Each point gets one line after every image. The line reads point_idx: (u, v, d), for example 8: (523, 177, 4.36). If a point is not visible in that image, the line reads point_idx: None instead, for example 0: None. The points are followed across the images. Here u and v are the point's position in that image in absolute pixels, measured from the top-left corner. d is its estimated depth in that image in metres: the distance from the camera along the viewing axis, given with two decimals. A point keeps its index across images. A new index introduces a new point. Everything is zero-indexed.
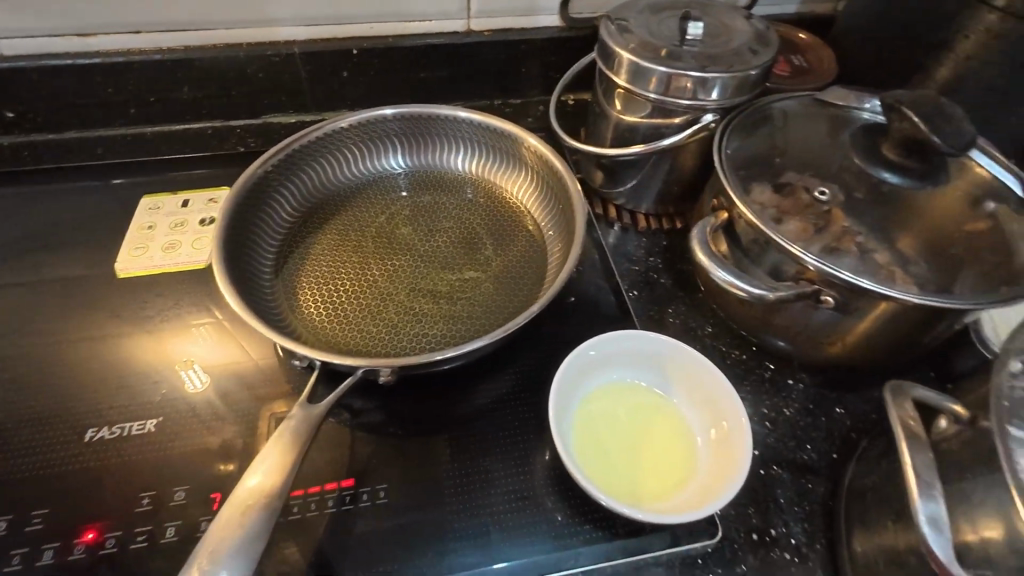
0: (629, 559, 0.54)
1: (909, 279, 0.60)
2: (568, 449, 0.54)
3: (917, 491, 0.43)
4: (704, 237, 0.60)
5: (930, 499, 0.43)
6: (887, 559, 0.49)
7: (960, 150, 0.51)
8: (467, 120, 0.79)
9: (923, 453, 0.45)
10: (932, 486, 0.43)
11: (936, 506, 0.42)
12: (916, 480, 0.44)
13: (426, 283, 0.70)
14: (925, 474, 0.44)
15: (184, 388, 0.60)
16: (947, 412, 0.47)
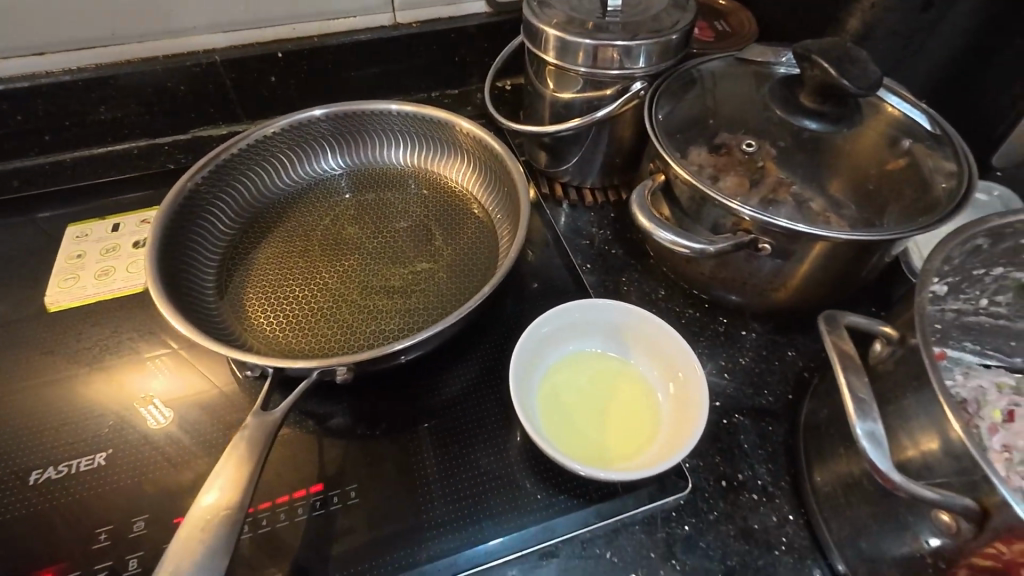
0: (606, 523, 0.51)
1: (843, 221, 0.64)
2: (531, 423, 0.51)
3: (854, 411, 0.40)
4: (644, 200, 0.58)
5: (865, 416, 0.40)
6: (845, 486, 0.47)
7: (866, 91, 0.52)
8: (399, 112, 0.78)
9: (857, 374, 0.42)
10: (867, 405, 0.40)
11: (874, 425, 0.39)
12: (852, 400, 0.41)
13: (376, 279, 0.68)
14: (857, 394, 0.41)
15: (145, 424, 0.58)
16: (880, 335, 0.45)
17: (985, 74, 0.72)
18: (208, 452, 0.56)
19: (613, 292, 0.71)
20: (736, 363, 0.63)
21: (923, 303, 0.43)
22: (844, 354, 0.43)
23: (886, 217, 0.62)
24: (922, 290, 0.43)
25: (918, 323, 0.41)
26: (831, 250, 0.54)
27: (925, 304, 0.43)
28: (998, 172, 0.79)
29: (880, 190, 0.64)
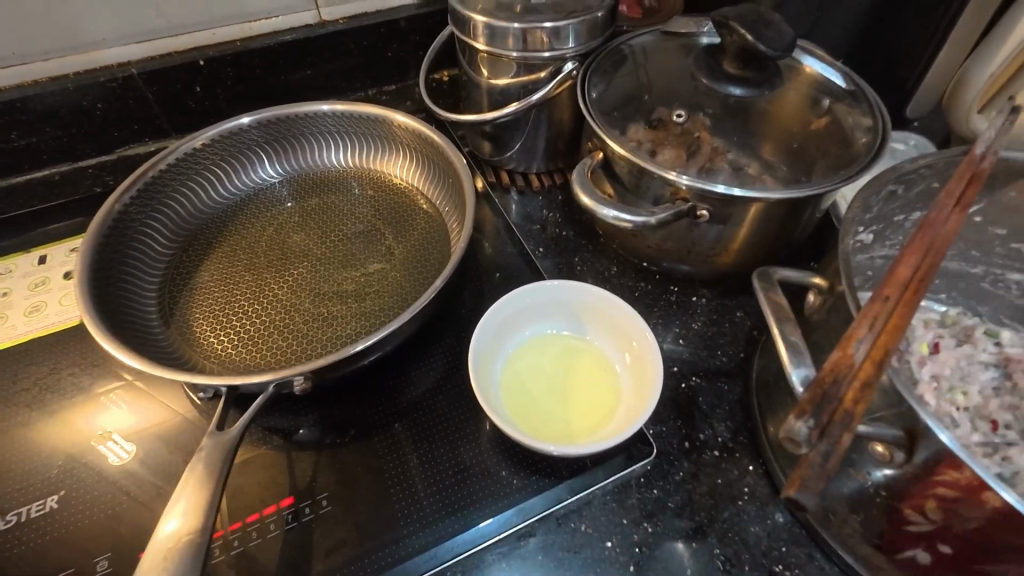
0: (578, 497, 0.53)
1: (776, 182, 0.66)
2: (495, 409, 0.51)
3: (788, 360, 0.42)
4: (584, 180, 0.59)
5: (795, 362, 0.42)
6: None
7: (781, 54, 0.54)
8: (332, 113, 0.76)
9: (791, 325, 0.44)
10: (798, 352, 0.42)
11: (807, 371, 0.42)
12: (785, 349, 0.43)
13: (327, 284, 0.67)
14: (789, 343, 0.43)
15: (108, 462, 0.56)
16: (812, 286, 0.48)
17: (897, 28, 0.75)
18: (169, 481, 0.54)
19: (566, 273, 0.72)
20: (689, 329, 0.66)
21: (846, 252, 0.45)
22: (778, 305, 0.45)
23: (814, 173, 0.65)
24: (847, 238, 0.46)
25: (843, 267, 0.44)
26: (765, 211, 0.57)
27: (850, 251, 0.45)
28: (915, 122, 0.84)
29: (807, 150, 0.67)
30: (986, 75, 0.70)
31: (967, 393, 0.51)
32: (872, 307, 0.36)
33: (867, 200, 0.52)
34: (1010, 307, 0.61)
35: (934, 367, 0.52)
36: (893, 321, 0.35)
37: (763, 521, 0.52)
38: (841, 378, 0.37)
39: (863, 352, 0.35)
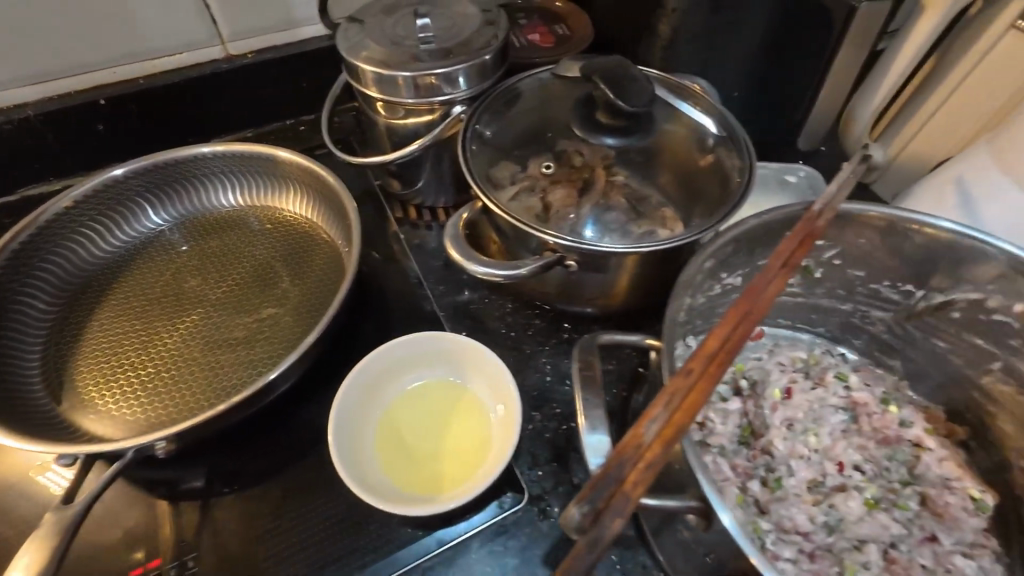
0: (446, 548, 0.54)
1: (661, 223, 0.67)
2: (360, 467, 0.52)
3: (585, 430, 0.44)
4: (458, 234, 0.59)
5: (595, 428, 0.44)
6: None
7: (641, 110, 0.55)
8: (215, 154, 0.76)
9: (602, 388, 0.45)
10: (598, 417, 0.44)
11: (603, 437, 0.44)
12: (584, 419, 0.44)
13: (214, 331, 0.68)
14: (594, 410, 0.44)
15: (48, 491, 0.57)
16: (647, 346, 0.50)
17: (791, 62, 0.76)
18: None
19: (464, 312, 0.73)
20: (577, 368, 0.67)
21: (678, 311, 0.47)
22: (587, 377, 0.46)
23: (695, 213, 0.67)
24: (675, 300, 0.47)
25: (664, 337, 0.43)
26: (633, 259, 0.58)
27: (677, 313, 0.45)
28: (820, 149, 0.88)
29: (693, 185, 0.69)
30: (869, 111, 0.75)
31: (819, 436, 0.52)
32: (676, 383, 0.38)
33: (717, 253, 0.53)
34: (879, 342, 0.63)
35: (787, 411, 0.53)
36: (690, 399, 0.37)
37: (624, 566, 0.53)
38: (625, 457, 0.35)
39: (653, 431, 0.36)
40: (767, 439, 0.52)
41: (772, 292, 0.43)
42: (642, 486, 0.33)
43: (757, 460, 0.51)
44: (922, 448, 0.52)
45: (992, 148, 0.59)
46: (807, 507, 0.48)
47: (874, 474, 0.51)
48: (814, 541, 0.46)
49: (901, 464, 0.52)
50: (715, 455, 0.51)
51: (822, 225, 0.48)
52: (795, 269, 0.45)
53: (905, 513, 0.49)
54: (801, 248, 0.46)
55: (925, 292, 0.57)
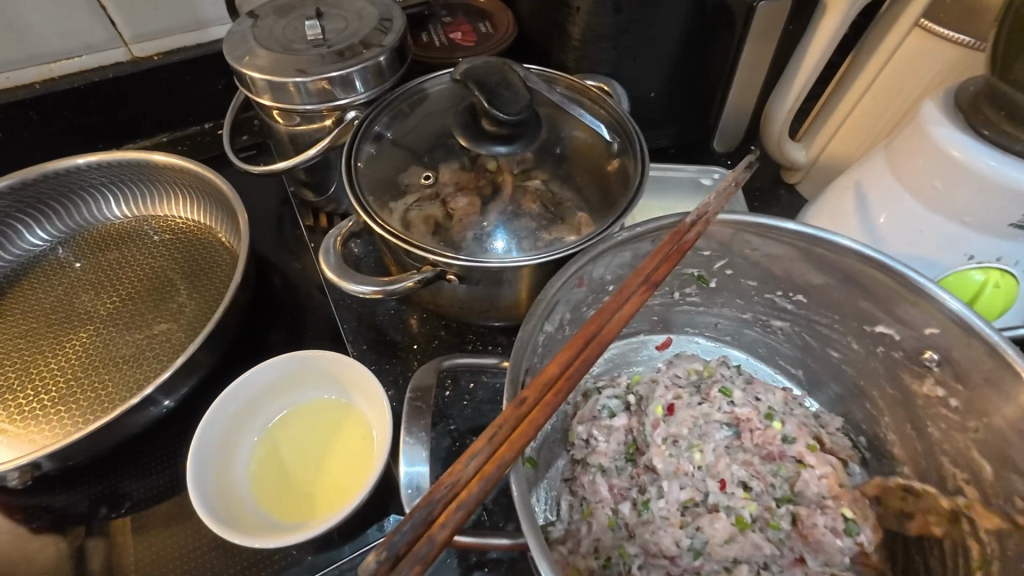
0: (320, 575, 0.52)
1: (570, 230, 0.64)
2: (228, 493, 0.51)
3: (403, 461, 0.41)
4: (335, 251, 0.56)
5: (416, 458, 0.42)
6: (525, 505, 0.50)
7: (516, 116, 0.57)
8: (91, 165, 0.74)
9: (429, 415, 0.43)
10: (422, 445, 0.42)
11: (421, 470, 0.41)
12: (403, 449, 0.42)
13: (94, 345, 0.65)
14: (420, 435, 0.42)
15: None
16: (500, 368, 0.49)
17: (702, 62, 0.74)
18: None
19: (368, 324, 0.69)
20: (478, 381, 0.63)
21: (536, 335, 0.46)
22: (418, 405, 0.44)
23: (596, 217, 0.64)
24: (530, 319, 0.45)
25: (511, 364, 0.42)
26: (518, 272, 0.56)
27: (530, 334, 0.44)
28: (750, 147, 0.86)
29: (605, 192, 0.66)
30: (784, 110, 0.73)
31: (702, 453, 0.51)
32: (507, 413, 0.37)
33: (593, 268, 0.51)
34: (782, 351, 0.62)
35: (669, 429, 0.52)
36: (516, 432, 0.36)
37: None
38: (438, 495, 0.34)
39: (473, 467, 0.35)
40: (648, 457, 0.50)
41: (623, 314, 0.43)
42: (451, 529, 0.33)
43: (637, 480, 0.50)
44: (804, 464, 0.51)
45: (888, 152, 0.57)
46: (674, 530, 0.47)
47: (756, 491, 0.50)
48: (680, 565, 0.46)
49: (784, 480, 0.50)
50: (593, 475, 0.50)
51: (693, 238, 0.47)
52: (655, 286, 0.45)
53: (777, 533, 0.48)
54: (665, 266, 0.46)
55: (815, 301, 0.55)
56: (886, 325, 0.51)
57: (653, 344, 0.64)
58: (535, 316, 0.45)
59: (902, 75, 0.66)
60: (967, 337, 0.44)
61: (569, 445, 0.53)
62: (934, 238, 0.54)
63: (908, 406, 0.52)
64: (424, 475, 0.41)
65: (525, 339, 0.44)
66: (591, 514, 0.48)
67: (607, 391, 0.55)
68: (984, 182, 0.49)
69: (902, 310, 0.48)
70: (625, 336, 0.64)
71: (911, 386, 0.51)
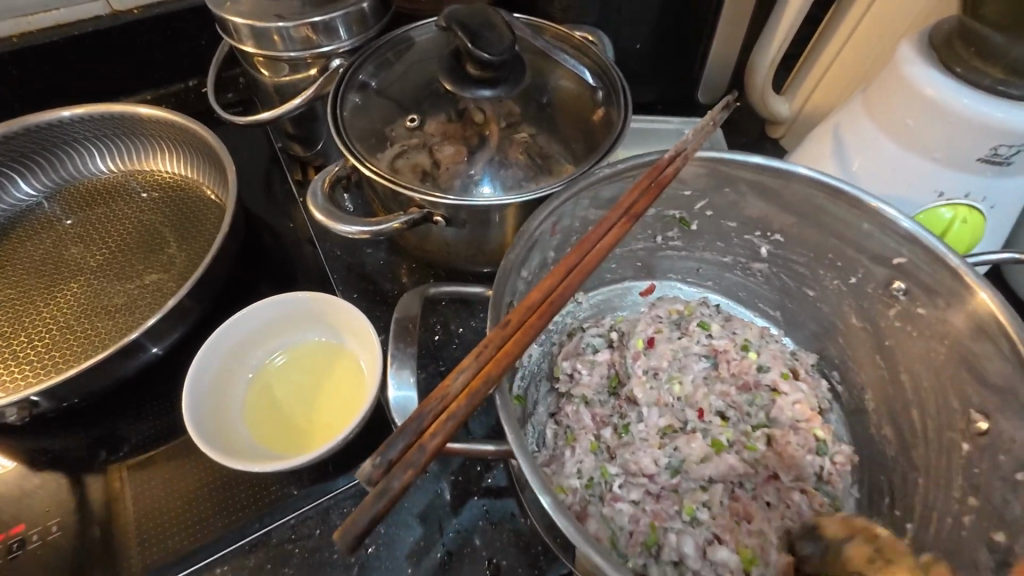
0: (315, 505, 0.54)
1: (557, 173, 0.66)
2: (221, 425, 0.52)
3: (388, 378, 0.43)
4: (322, 194, 0.57)
5: (404, 383, 0.43)
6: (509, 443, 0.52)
7: (499, 56, 0.58)
8: (76, 119, 0.74)
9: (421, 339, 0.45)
10: (409, 371, 0.43)
11: (408, 392, 0.43)
12: (390, 370, 0.43)
13: (86, 294, 0.66)
14: (408, 362, 0.43)
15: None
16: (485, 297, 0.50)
17: (688, 13, 0.75)
18: None
19: (358, 275, 0.71)
20: (466, 326, 0.65)
21: (520, 272, 0.48)
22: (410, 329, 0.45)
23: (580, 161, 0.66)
24: (512, 253, 0.46)
25: (492, 298, 0.43)
26: (504, 216, 0.57)
27: (511, 268, 0.46)
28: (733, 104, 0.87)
29: (590, 139, 0.67)
30: (766, 63, 0.73)
31: (681, 383, 0.53)
32: (492, 334, 0.38)
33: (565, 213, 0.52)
34: (761, 293, 0.64)
35: (650, 361, 0.54)
36: (502, 349, 0.38)
37: (494, 518, 0.54)
38: (429, 408, 0.35)
39: (461, 382, 0.36)
40: (628, 387, 0.53)
41: (603, 245, 0.44)
42: (442, 437, 0.33)
43: (618, 409, 0.52)
44: (778, 392, 0.54)
45: (865, 96, 0.58)
46: (653, 451, 0.49)
47: (732, 419, 0.52)
48: (659, 482, 0.48)
49: (759, 408, 0.53)
50: (576, 405, 0.52)
51: (670, 174, 0.48)
52: (636, 219, 0.46)
53: (752, 454, 0.50)
54: (646, 198, 0.47)
55: (791, 239, 0.57)
56: (856, 258, 0.53)
57: (637, 291, 0.66)
58: (517, 247, 0.46)
59: (883, 23, 0.67)
60: (930, 260, 0.46)
61: (554, 380, 0.55)
62: (906, 178, 0.56)
63: (876, 336, 0.54)
64: (410, 402, 0.42)
65: (507, 270, 0.45)
66: (575, 439, 0.50)
67: (591, 330, 0.58)
68: (955, 119, 0.50)
69: (872, 242, 0.50)
70: (609, 283, 0.66)
71: (881, 316, 0.53)
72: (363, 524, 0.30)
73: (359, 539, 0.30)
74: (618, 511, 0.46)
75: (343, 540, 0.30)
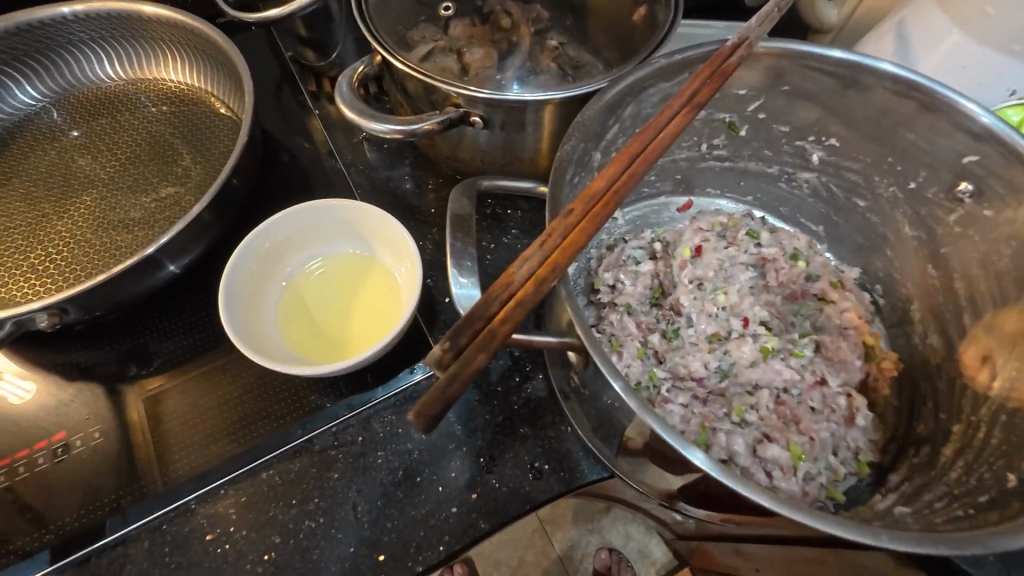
0: (356, 413, 0.53)
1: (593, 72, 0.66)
2: (259, 333, 0.51)
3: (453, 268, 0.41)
4: (351, 92, 0.53)
5: (465, 282, 0.41)
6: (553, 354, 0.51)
7: None
8: (72, 18, 0.68)
9: (467, 239, 0.43)
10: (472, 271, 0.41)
11: (472, 290, 0.41)
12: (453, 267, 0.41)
13: (101, 206, 0.63)
14: (467, 260, 0.42)
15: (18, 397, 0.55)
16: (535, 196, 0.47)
17: None
18: None
19: (383, 190, 0.68)
20: (500, 242, 0.62)
21: (574, 171, 0.45)
22: (456, 230, 0.43)
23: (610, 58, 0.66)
24: (565, 147, 0.43)
25: (549, 186, 0.41)
26: (546, 117, 0.53)
27: (565, 162, 0.43)
28: None
29: (631, 41, 0.62)
30: None
31: (727, 294, 0.52)
32: (555, 225, 0.36)
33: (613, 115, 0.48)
34: (805, 207, 0.61)
35: (696, 271, 0.53)
36: (568, 240, 0.35)
37: (536, 427, 0.54)
38: (495, 296, 0.34)
39: (526, 270, 0.35)
40: (674, 296, 0.51)
41: (666, 134, 0.41)
42: (511, 323, 0.33)
43: (664, 317, 0.51)
44: (826, 301, 0.53)
45: None
46: (701, 355, 0.48)
47: (777, 329, 0.51)
48: (707, 386, 0.47)
49: (806, 317, 0.52)
50: (621, 313, 0.51)
51: (735, 63, 0.44)
52: (700, 108, 0.43)
53: (799, 360, 0.50)
54: (709, 87, 0.43)
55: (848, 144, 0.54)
56: (917, 161, 0.50)
57: (675, 206, 0.63)
58: (572, 139, 0.43)
59: None
60: (1006, 158, 0.43)
61: (595, 292, 0.53)
62: (977, 75, 0.53)
63: (930, 245, 0.53)
64: (474, 300, 0.41)
65: (563, 163, 0.42)
66: (621, 345, 0.49)
67: (633, 242, 0.56)
68: None
69: (939, 142, 0.47)
70: (645, 199, 0.63)
71: (940, 224, 0.51)
72: (439, 404, 0.30)
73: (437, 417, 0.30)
74: (667, 413, 0.46)
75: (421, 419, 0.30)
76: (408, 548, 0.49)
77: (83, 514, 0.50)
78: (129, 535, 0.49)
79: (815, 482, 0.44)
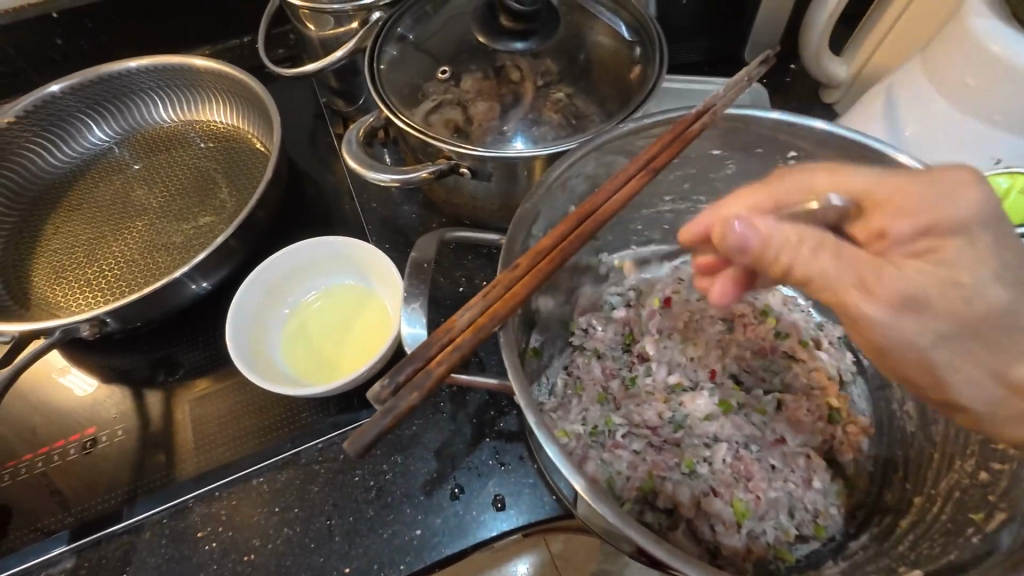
0: (341, 432, 0.58)
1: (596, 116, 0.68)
2: (260, 352, 0.58)
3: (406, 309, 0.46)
4: (357, 145, 0.59)
5: (414, 320, 0.45)
6: None
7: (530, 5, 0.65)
8: (140, 70, 0.80)
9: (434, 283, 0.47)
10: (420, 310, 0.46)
11: (415, 330, 0.45)
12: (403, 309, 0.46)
13: (149, 230, 0.72)
14: (420, 302, 0.46)
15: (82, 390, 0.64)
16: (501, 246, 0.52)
17: None
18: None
19: (392, 226, 0.74)
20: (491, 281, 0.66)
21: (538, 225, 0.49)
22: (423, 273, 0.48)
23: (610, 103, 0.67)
24: (528, 203, 0.47)
25: (506, 242, 0.45)
26: (531, 171, 0.58)
27: (526, 218, 0.47)
28: (792, 66, 0.80)
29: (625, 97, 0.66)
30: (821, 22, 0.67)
31: (695, 345, 0.54)
32: (500, 278, 0.40)
33: (584, 174, 0.52)
34: None
35: (665, 321, 0.55)
36: (509, 293, 0.39)
37: (505, 459, 0.57)
38: (437, 339, 0.38)
39: (468, 319, 0.39)
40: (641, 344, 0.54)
41: (619, 197, 0.44)
42: (447, 365, 0.36)
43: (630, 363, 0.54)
44: (795, 359, 0.54)
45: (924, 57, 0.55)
46: (657, 404, 0.50)
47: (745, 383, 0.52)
48: (661, 435, 0.49)
49: (774, 373, 0.53)
50: (588, 358, 0.54)
51: (697, 130, 0.47)
52: (656, 172, 0.45)
53: (761, 417, 0.50)
54: (668, 151, 0.46)
55: None
56: None
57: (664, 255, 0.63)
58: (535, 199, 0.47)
59: None
60: None
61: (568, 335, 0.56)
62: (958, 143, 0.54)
63: None
64: (417, 334, 0.45)
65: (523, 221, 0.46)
66: (583, 389, 0.52)
67: (611, 288, 0.60)
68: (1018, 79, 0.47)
69: None
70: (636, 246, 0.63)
71: None
72: (372, 433, 0.34)
73: (366, 445, 0.33)
74: (617, 457, 0.47)
75: (353, 446, 0.33)
76: (372, 565, 0.52)
77: (101, 500, 0.57)
78: (136, 524, 0.55)
79: (760, 539, 0.44)
